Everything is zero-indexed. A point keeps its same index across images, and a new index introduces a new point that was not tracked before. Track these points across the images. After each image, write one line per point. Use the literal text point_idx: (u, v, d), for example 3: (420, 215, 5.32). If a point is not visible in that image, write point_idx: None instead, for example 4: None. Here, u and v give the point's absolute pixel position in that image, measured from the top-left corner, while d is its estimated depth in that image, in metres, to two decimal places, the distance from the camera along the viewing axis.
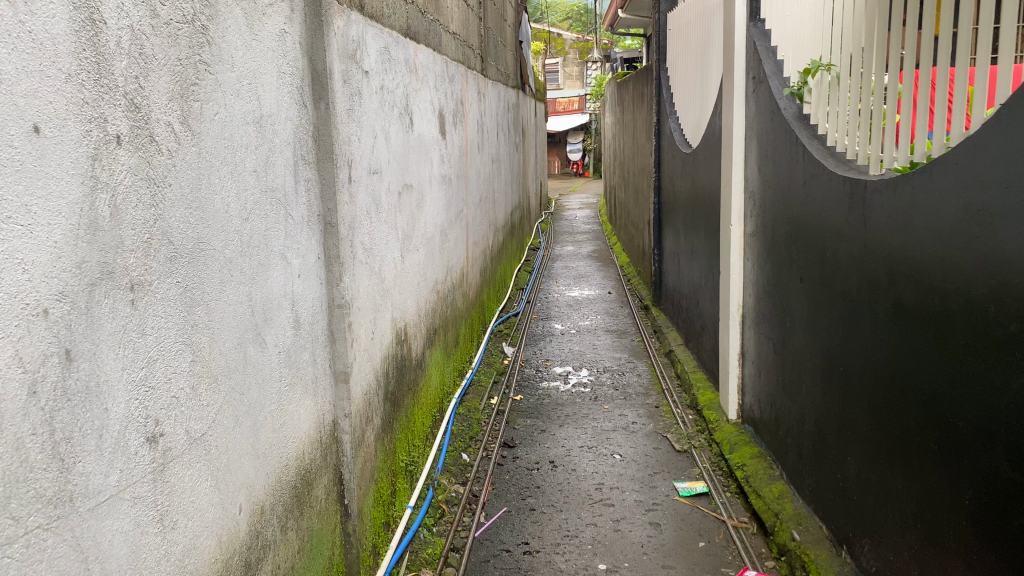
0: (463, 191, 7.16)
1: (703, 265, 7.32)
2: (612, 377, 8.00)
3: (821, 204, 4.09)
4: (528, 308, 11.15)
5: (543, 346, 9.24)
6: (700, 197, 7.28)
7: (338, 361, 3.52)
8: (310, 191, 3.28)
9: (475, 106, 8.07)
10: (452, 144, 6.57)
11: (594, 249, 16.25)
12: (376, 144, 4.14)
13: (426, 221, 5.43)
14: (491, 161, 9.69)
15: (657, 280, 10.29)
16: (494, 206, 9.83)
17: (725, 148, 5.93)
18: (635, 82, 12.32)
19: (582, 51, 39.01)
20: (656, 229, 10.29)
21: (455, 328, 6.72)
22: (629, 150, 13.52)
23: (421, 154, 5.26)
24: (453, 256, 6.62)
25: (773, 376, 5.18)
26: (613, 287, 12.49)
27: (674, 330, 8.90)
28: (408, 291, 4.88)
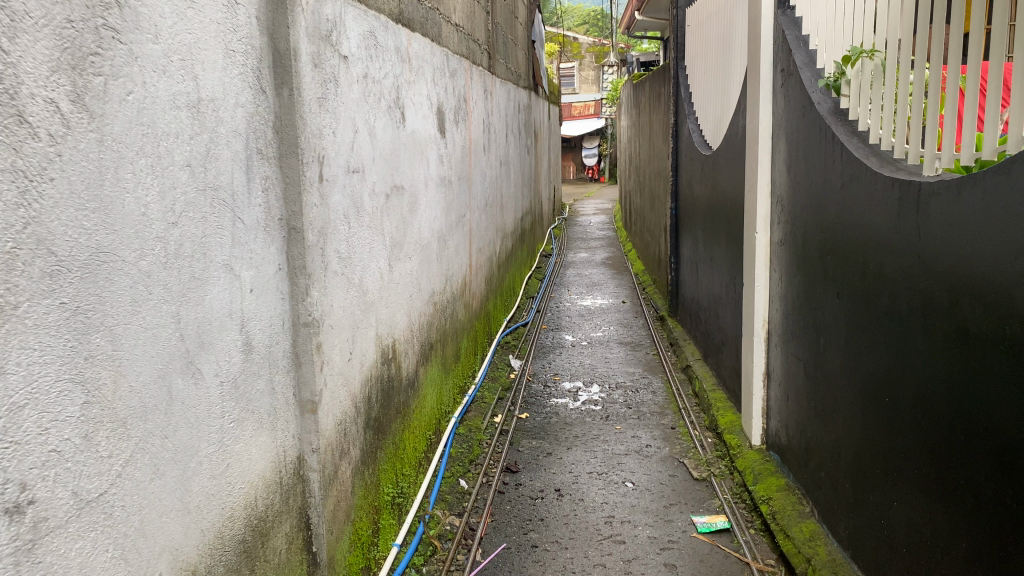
0: (466, 195, 6.68)
1: (724, 275, 6.80)
2: (625, 395, 7.48)
3: (863, 210, 3.58)
4: (538, 317, 10.64)
5: (552, 359, 8.73)
6: (721, 203, 6.77)
7: (304, 388, 3.05)
8: (270, 191, 2.81)
9: (481, 104, 7.60)
10: (453, 143, 6.10)
11: (609, 256, 15.73)
12: (357, 140, 3.66)
13: (421, 227, 4.95)
14: (500, 164, 9.23)
15: (674, 290, 9.76)
16: (502, 212, 9.37)
17: (749, 149, 5.42)
18: (652, 82, 11.81)
19: (598, 56, 38.48)
20: (673, 236, 9.76)
21: (455, 342, 6.24)
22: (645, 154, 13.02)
23: (415, 153, 4.79)
24: (453, 264, 6.14)
25: (803, 401, 4.66)
26: (627, 296, 11.96)
27: (692, 344, 8.36)
28: (398, 303, 4.40)
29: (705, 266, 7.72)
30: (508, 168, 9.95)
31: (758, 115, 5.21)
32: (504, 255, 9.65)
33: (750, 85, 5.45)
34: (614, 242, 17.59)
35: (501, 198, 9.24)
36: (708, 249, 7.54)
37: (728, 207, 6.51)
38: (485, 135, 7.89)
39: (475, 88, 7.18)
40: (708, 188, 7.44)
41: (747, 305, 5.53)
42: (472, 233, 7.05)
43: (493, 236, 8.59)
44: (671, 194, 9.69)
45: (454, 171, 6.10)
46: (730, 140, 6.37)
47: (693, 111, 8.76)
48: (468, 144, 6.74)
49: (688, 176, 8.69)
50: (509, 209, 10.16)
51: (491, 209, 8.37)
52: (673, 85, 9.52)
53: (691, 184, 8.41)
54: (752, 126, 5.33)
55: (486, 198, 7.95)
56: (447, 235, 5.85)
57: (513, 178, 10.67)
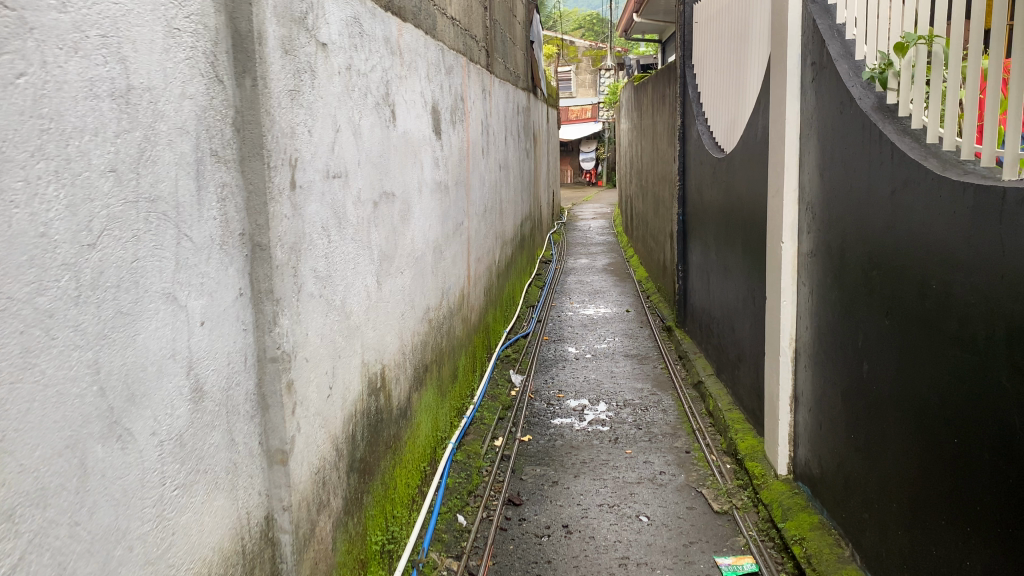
0: (464, 202, 6.20)
1: (741, 286, 6.32)
2: (633, 414, 7.00)
3: (923, 220, 3.11)
4: (539, 329, 10.15)
5: (555, 374, 8.25)
6: (738, 209, 6.29)
7: (272, 435, 2.56)
8: (227, 201, 2.33)
9: (479, 104, 7.12)
10: (450, 144, 5.61)
11: (610, 263, 15.25)
12: (339, 140, 3.18)
13: (414, 238, 4.47)
14: (499, 168, 8.75)
15: (682, 300, 9.28)
16: (501, 218, 8.91)
17: (773, 150, 4.94)
18: (656, 83, 11.34)
19: (595, 58, 38.02)
20: (681, 243, 9.29)
21: (452, 361, 5.75)
22: (648, 157, 12.56)
23: (407, 157, 4.31)
24: (450, 276, 5.65)
25: (840, 430, 4.19)
26: (631, 305, 11.47)
27: (703, 358, 7.89)
28: (387, 324, 3.92)
29: (718, 276, 7.25)
30: (507, 173, 9.50)
31: (784, 112, 4.73)
32: (503, 264, 9.17)
33: (774, 81, 4.97)
34: (614, 248, 17.12)
35: (500, 204, 8.78)
36: (721, 258, 7.07)
37: (745, 214, 6.04)
38: (484, 137, 7.41)
39: (473, 86, 6.71)
40: (721, 193, 6.97)
41: (771, 320, 5.06)
42: (470, 243, 6.57)
43: (493, 244, 8.12)
44: (678, 199, 9.22)
45: (450, 175, 5.61)
46: (749, 141, 5.89)
47: (703, 112, 8.28)
48: (465, 147, 6.26)
49: (697, 180, 8.23)
50: (509, 215, 9.70)
51: (490, 215, 7.91)
52: (680, 84, 9.06)
53: (701, 189, 7.94)
54: (778, 125, 4.86)
55: (484, 204, 7.47)
56: (442, 245, 5.36)
57: (512, 182, 10.20)
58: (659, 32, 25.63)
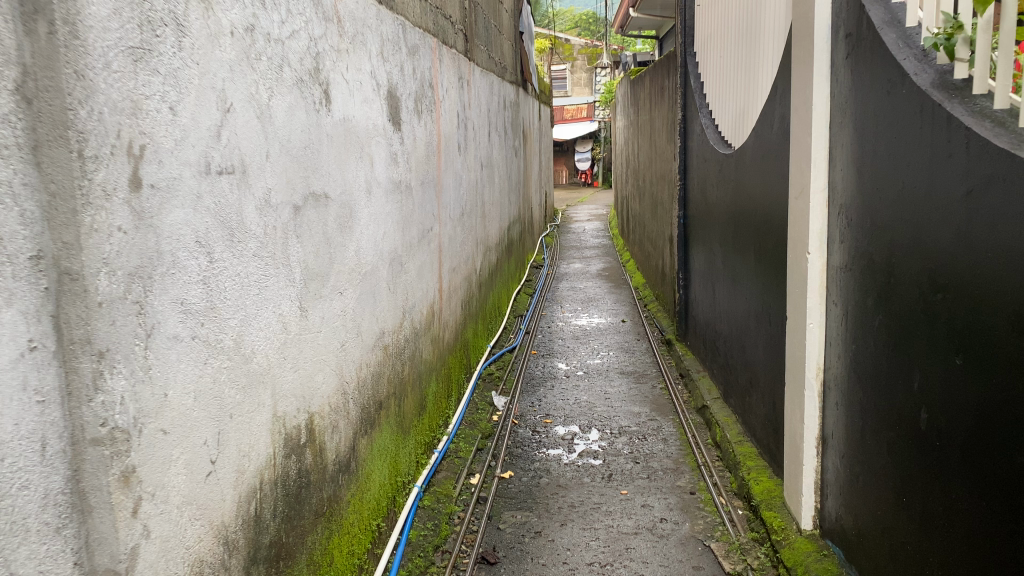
0: (434, 206, 5.39)
1: (752, 301, 5.51)
2: (630, 444, 6.18)
3: (1019, 231, 2.30)
4: (528, 341, 9.34)
5: (543, 395, 7.43)
6: (748, 215, 5.49)
7: (99, 551, 1.74)
8: (4, 207, 1.50)
9: (455, 94, 6.31)
10: (414, 137, 4.79)
11: (605, 268, 14.44)
12: (231, 125, 2.36)
13: (361, 249, 3.66)
14: (482, 172, 7.97)
15: (683, 311, 8.48)
16: (484, 223, 8.09)
17: (795, 144, 4.13)
18: (654, 76, 10.56)
19: (590, 57, 37.24)
20: (681, 249, 8.50)
21: (418, 390, 4.93)
22: (645, 156, 11.77)
23: (349, 149, 3.49)
24: (415, 292, 4.83)
25: (885, 488, 3.37)
26: (628, 314, 10.66)
27: (708, 378, 7.10)
28: (317, 359, 3.10)
29: (725, 289, 6.47)
30: (491, 174, 8.69)
31: (809, 96, 3.92)
32: (487, 272, 8.35)
33: (796, 60, 4.17)
34: (609, 252, 16.30)
35: (483, 207, 7.98)
36: (729, 270, 6.31)
37: (758, 219, 5.25)
38: (461, 133, 6.59)
39: (446, 73, 5.90)
40: (728, 194, 6.17)
41: (793, 345, 4.24)
42: (444, 255, 5.78)
43: (474, 253, 7.32)
44: (678, 201, 8.42)
45: (416, 173, 4.79)
46: (763, 133, 5.08)
47: (706, 104, 7.48)
48: (436, 143, 5.46)
49: (700, 179, 7.44)
50: (493, 220, 8.92)
51: (471, 222, 7.11)
52: (680, 75, 8.27)
53: (705, 190, 7.16)
54: (801, 113, 4.04)
55: (463, 208, 6.67)
56: (405, 255, 4.54)
57: (497, 184, 9.41)
58: (655, 29, 24.87)
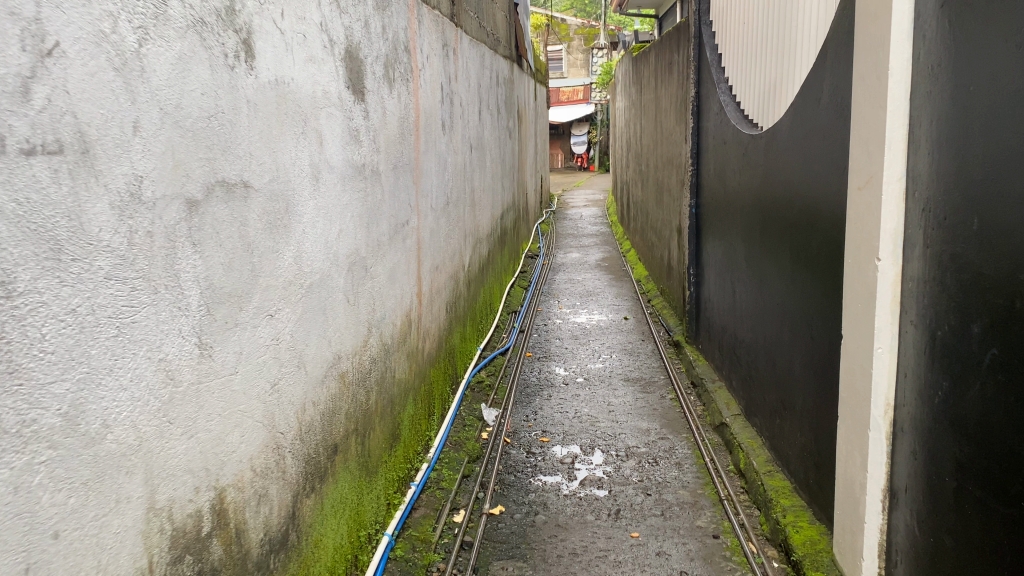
0: (411, 194, 4.52)
1: (787, 308, 4.67)
2: (639, 470, 5.35)
3: None
4: (522, 342, 8.50)
5: (539, 406, 6.59)
6: (784, 207, 4.63)
7: None
8: None
9: (439, 64, 5.42)
10: (384, 111, 3.92)
11: (604, 258, 13.59)
12: (54, 76, 1.50)
13: (304, 254, 2.80)
14: (472, 156, 7.10)
15: (694, 310, 7.64)
16: (473, 212, 7.23)
17: (859, 120, 3.28)
18: (660, 52, 9.68)
19: (587, 38, 36.19)
20: (692, 242, 7.65)
21: (389, 416, 4.08)
22: (649, 138, 10.88)
23: (285, 123, 2.64)
24: (385, 301, 3.97)
25: (987, 575, 2.56)
26: (630, 310, 9.83)
27: (725, 391, 6.26)
28: (231, 411, 2.25)
29: (749, 292, 5.63)
30: (482, 157, 7.80)
31: (882, 58, 3.06)
32: (477, 268, 7.49)
33: (861, 13, 3.30)
34: (608, 240, 15.44)
35: (472, 195, 7.11)
36: (755, 269, 5.45)
37: (797, 213, 4.38)
38: (446, 109, 5.71)
39: (427, 38, 5.01)
40: (755, 182, 5.30)
41: (850, 372, 3.41)
42: (424, 253, 4.91)
43: (461, 248, 6.45)
44: (690, 188, 7.55)
45: (386, 155, 3.93)
46: (806, 110, 4.21)
47: (726, 79, 6.61)
48: (414, 119, 4.57)
49: (717, 164, 6.57)
50: (484, 209, 8.05)
51: (458, 212, 6.25)
52: (693, 47, 7.37)
53: (724, 176, 6.28)
54: (867, 80, 3.19)
55: (448, 196, 5.79)
56: (371, 257, 3.68)
57: (489, 168, 8.52)
58: (654, 8, 23.89)
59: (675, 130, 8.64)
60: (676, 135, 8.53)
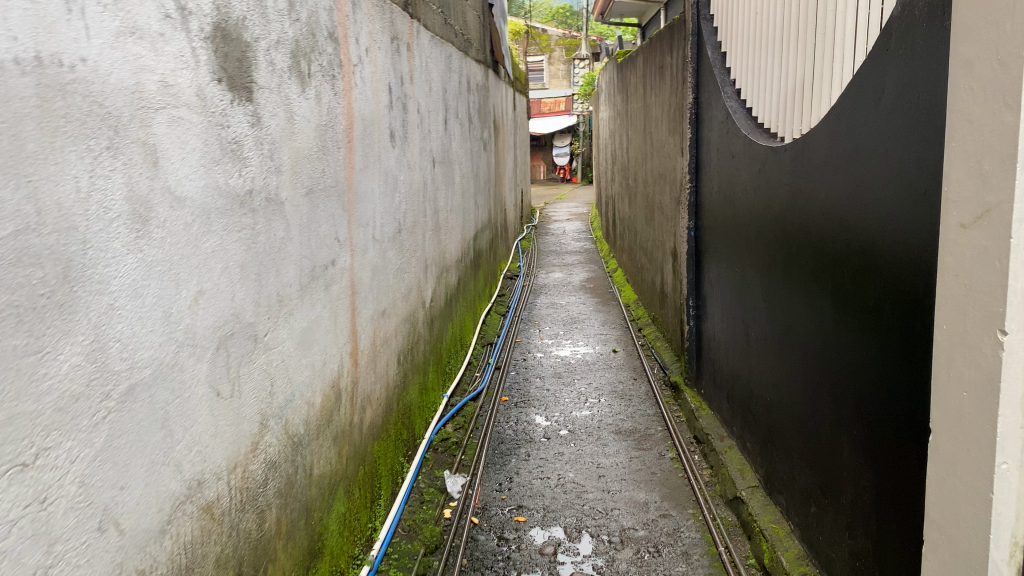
0: (342, 224, 3.45)
1: (827, 368, 3.63)
2: (637, 564, 4.29)
3: None
4: (497, 383, 7.41)
5: (515, 471, 5.51)
6: (823, 239, 3.59)
7: None
8: None
9: (386, 60, 4.35)
10: (291, 115, 2.85)
11: (589, 279, 12.54)
12: None
13: (107, 342, 1.72)
14: (436, 174, 6.05)
15: (695, 348, 6.60)
16: (438, 239, 6.17)
17: (962, 125, 2.25)
18: (649, 54, 8.68)
19: (569, 47, 35.26)
20: (690, 269, 6.59)
21: (303, 528, 2.99)
22: (637, 149, 9.85)
23: (59, 132, 1.57)
24: (295, 377, 2.90)
25: None
26: (619, 341, 8.76)
27: (738, 454, 5.19)
28: None
29: (769, 338, 4.58)
30: (449, 174, 6.75)
31: (1006, 35, 2.05)
32: (443, 302, 6.41)
33: None
34: (593, 259, 14.40)
35: (436, 220, 6.07)
36: (777, 312, 4.41)
37: (847, 248, 3.34)
38: (398, 116, 4.65)
39: (367, 25, 3.95)
40: (778, 205, 4.26)
41: (946, 486, 2.38)
42: (364, 301, 3.85)
43: (421, 284, 5.39)
44: (689, 208, 6.50)
45: (296, 172, 2.87)
46: (862, 114, 3.17)
47: (734, 78, 5.57)
48: (344, 128, 3.50)
49: (723, 181, 5.52)
50: (453, 233, 7.00)
51: (416, 241, 5.19)
52: (690, 44, 6.31)
53: (733, 196, 5.24)
54: (978, 67, 2.16)
55: (402, 226, 4.73)
56: (267, 320, 2.62)
57: (459, 186, 7.47)
58: (638, 16, 23.01)
59: (668, 140, 7.58)
60: (670, 147, 7.48)
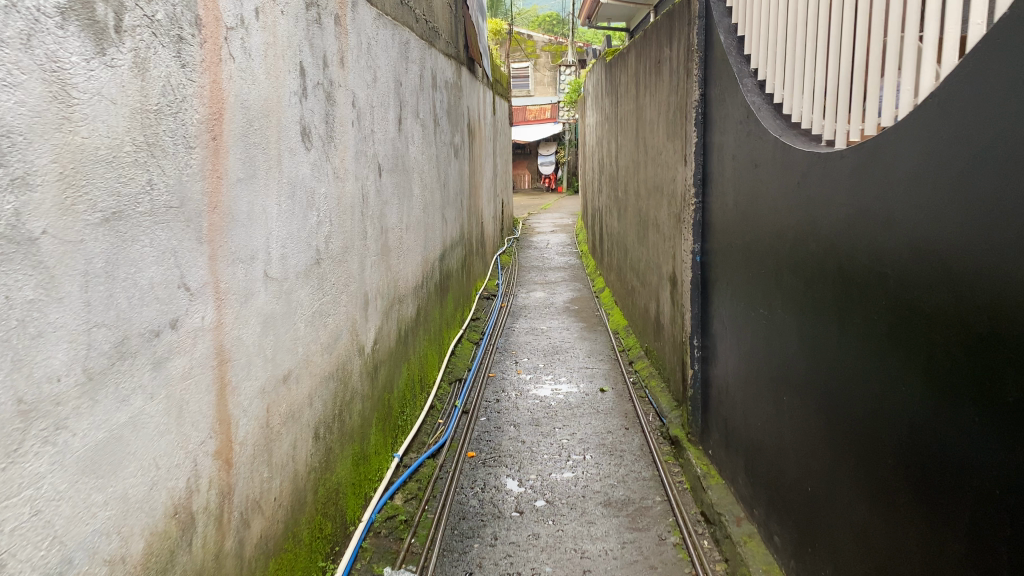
0: (195, 262, 2.27)
1: (916, 474, 2.50)
2: None
3: None
4: (462, 432, 6.24)
5: (478, 562, 4.34)
6: (915, 288, 2.45)
7: None
8: None
9: (295, 30, 3.18)
10: (65, 89, 1.68)
11: (573, 300, 11.39)
12: None
13: None
14: (384, 185, 4.88)
15: (700, 397, 5.46)
16: (387, 266, 4.99)
17: None
18: (644, 48, 7.56)
19: (554, 54, 34.18)
20: (695, 300, 5.43)
21: None
22: (629, 158, 8.71)
23: None
24: (74, 532, 1.72)
25: None
26: (608, 378, 7.61)
27: (763, 549, 4.04)
28: None
29: (812, 406, 3.43)
30: (404, 186, 5.57)
31: None
32: (394, 343, 5.23)
33: None
34: (578, 276, 13.26)
35: (384, 242, 4.89)
36: (827, 374, 3.25)
37: (966, 307, 2.18)
38: (317, 107, 3.46)
39: None
40: (832, 232, 3.11)
41: None
42: (244, 371, 2.65)
43: (359, 329, 4.20)
44: (693, 228, 5.35)
45: (68, 184, 1.69)
46: (1004, 99, 2.00)
47: (755, 68, 4.44)
48: (202, 116, 2.32)
49: (740, 196, 4.38)
50: (410, 255, 5.84)
51: (349, 272, 4.01)
52: (696, 28, 5.17)
53: (755, 214, 4.10)
54: None
55: (325, 257, 3.55)
56: None
57: (421, 200, 6.31)
58: (626, 21, 21.99)
59: (668, 146, 6.42)
60: (669, 154, 6.32)
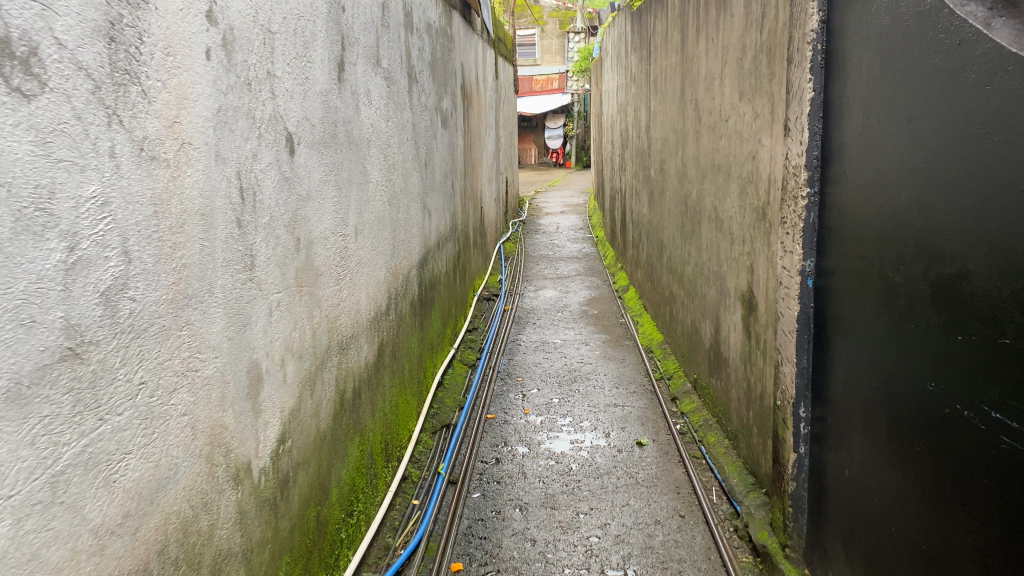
0: None
1: None
2: None
3: None
4: (445, 522, 4.33)
5: None
6: None
7: None
8: None
9: None
10: None
11: (590, 302, 9.43)
12: None
13: None
14: (303, 170, 2.92)
15: (808, 495, 3.55)
16: (312, 302, 3.03)
17: None
18: None
19: (562, 21, 31.86)
20: (803, 348, 3.47)
21: None
22: (670, 127, 6.72)
23: None
24: None
25: None
26: (644, 423, 5.69)
27: None
28: None
29: None
30: (349, 170, 3.60)
31: None
32: (329, 423, 3.27)
33: None
34: (595, 269, 11.29)
35: (304, 265, 2.93)
36: None
37: None
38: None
39: None
40: None
41: None
42: None
43: (229, 441, 2.26)
44: (805, 235, 3.37)
45: None
46: None
47: None
48: None
49: (939, 193, 2.39)
50: (364, 274, 3.87)
51: (200, 343, 2.06)
52: None
53: (993, 227, 2.12)
54: None
55: (101, 335, 1.61)
56: None
57: (386, 191, 4.34)
58: None
59: (746, 110, 4.39)
60: (751, 120, 4.30)
